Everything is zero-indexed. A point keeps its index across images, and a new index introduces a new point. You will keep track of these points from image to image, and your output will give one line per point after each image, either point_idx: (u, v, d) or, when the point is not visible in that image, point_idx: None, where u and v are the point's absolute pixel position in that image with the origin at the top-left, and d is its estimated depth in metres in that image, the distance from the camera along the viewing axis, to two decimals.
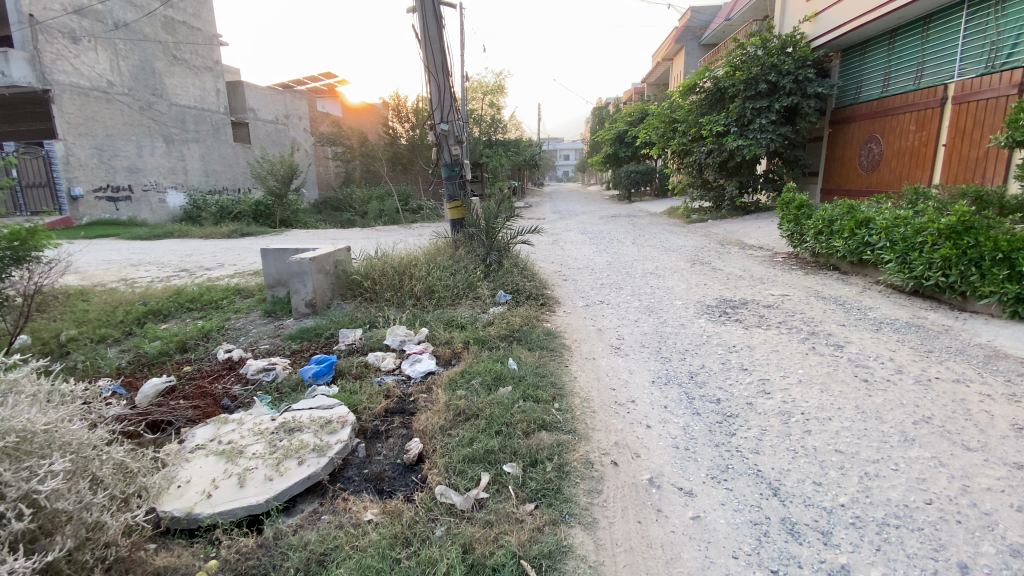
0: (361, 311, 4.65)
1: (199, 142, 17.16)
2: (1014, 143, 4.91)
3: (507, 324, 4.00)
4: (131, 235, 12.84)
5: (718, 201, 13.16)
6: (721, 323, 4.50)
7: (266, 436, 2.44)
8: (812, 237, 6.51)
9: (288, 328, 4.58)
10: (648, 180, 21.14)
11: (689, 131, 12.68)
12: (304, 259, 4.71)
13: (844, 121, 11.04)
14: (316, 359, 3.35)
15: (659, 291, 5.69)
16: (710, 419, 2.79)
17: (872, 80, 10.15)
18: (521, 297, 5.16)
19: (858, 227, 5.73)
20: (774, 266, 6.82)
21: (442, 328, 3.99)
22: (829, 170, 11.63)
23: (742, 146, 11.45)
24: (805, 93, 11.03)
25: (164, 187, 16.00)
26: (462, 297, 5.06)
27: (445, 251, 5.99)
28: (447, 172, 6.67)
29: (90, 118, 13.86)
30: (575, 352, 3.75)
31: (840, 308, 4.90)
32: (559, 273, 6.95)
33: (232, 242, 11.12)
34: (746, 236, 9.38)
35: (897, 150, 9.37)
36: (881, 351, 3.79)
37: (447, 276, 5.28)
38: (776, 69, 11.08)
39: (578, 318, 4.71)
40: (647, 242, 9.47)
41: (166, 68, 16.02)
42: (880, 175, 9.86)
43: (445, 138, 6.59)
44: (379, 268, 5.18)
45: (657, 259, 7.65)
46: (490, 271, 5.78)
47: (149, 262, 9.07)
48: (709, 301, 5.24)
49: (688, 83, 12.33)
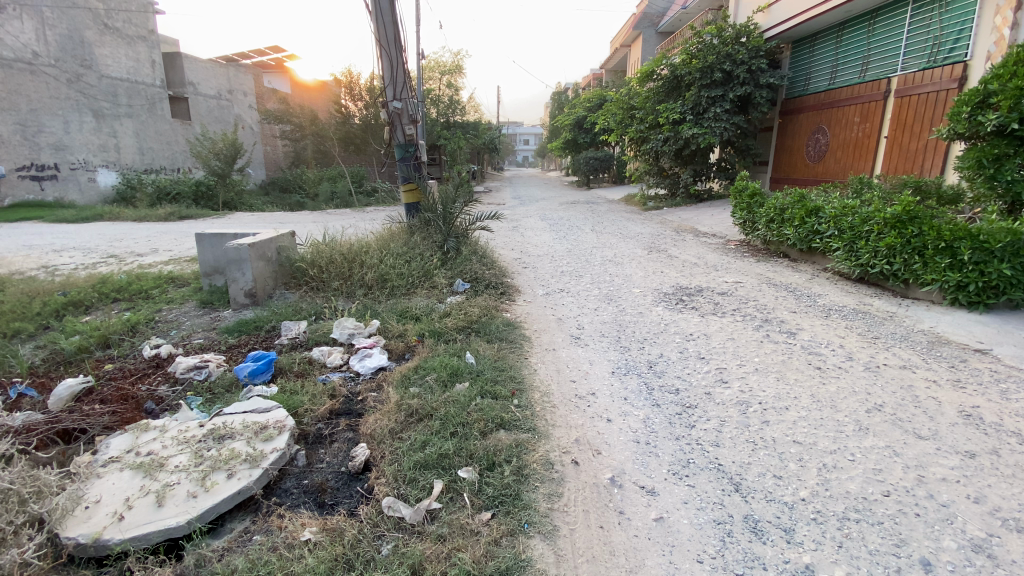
0: (307, 302, 4.36)
1: (132, 117, 15.74)
2: (954, 135, 5.11)
3: (464, 315, 3.84)
4: (56, 217, 11.77)
5: (674, 188, 13.32)
6: (679, 311, 4.50)
7: (191, 446, 2.18)
8: (764, 225, 6.64)
9: (225, 321, 4.24)
10: (606, 166, 21.26)
11: (646, 118, 12.74)
12: (242, 245, 4.37)
13: (794, 112, 11.34)
14: (253, 356, 3.10)
15: (619, 279, 5.65)
16: (669, 411, 2.72)
17: (820, 72, 10.45)
18: (480, 286, 5.00)
19: (808, 215, 5.87)
20: (728, 253, 6.93)
21: (394, 319, 3.78)
22: (778, 159, 11.97)
23: (698, 134, 11.60)
24: (757, 83, 11.27)
25: (93, 165, 14.70)
26: (417, 285, 4.84)
27: (399, 238, 5.71)
28: (401, 153, 6.34)
29: (14, 91, 12.73)
30: (535, 343, 3.63)
31: (791, 295, 5.00)
32: (518, 260, 6.81)
33: (169, 225, 10.34)
34: (701, 223, 9.53)
35: (843, 141, 9.71)
36: (832, 338, 3.87)
37: (401, 264, 5.03)
38: (731, 58, 11.22)
39: (537, 307, 4.60)
40: (605, 228, 9.48)
41: (96, 38, 14.46)
42: (826, 165, 10.22)
43: (398, 116, 6.24)
44: (326, 255, 4.87)
45: (615, 246, 7.63)
46: (447, 259, 5.56)
47: (71, 247, 8.25)
48: (667, 288, 5.24)
49: (645, 71, 12.21)
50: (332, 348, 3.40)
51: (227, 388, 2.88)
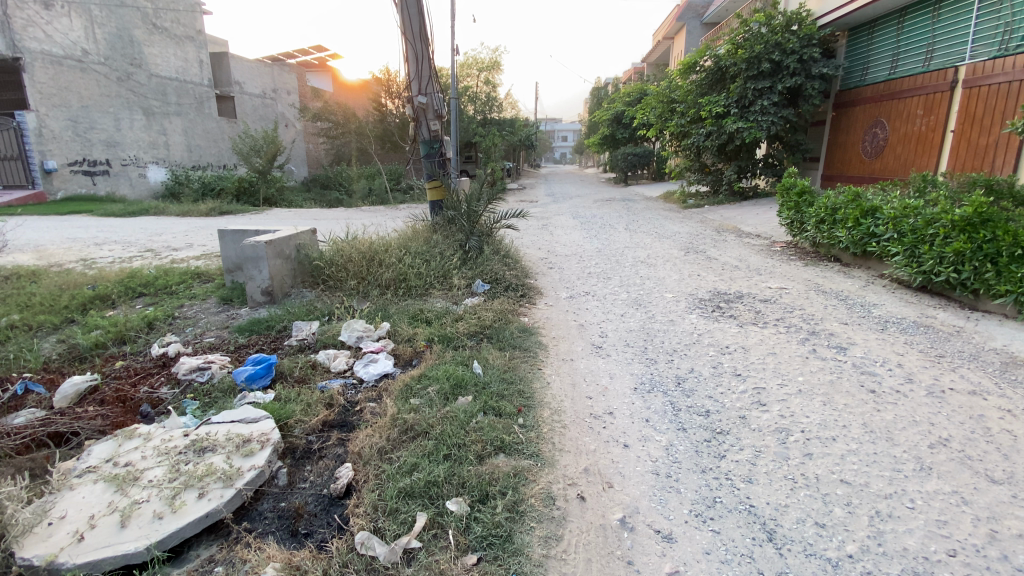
0: (322, 301, 4.26)
1: (180, 115, 16.38)
2: None
3: (477, 319, 3.63)
4: (106, 211, 12.31)
5: (716, 185, 12.71)
6: (713, 320, 4.13)
7: (170, 458, 2.08)
8: (813, 226, 6.12)
9: (240, 319, 4.19)
10: (645, 163, 20.61)
11: (687, 112, 12.20)
12: (260, 242, 4.29)
13: (849, 104, 10.55)
14: (253, 360, 2.97)
15: (649, 282, 5.31)
16: (696, 437, 2.43)
17: (878, 62, 9.66)
18: (500, 288, 4.78)
19: (864, 217, 5.34)
20: (772, 256, 6.44)
21: (405, 322, 3.60)
22: (831, 155, 11.18)
23: (742, 129, 10.99)
24: (809, 74, 10.55)
25: (144, 161, 15.35)
26: (435, 286, 4.67)
27: (421, 236, 5.56)
28: (426, 150, 6.18)
29: (64, 88, 13.32)
30: (551, 352, 3.38)
31: (842, 304, 4.55)
32: (544, 260, 6.54)
33: (208, 221, 10.62)
34: (744, 223, 8.99)
35: (904, 135, 8.93)
36: (888, 355, 3.43)
37: (420, 263, 4.86)
38: (780, 48, 10.56)
39: (559, 312, 4.33)
40: (640, 227, 9.08)
41: (145, 37, 15.11)
42: (883, 162, 9.46)
43: (423, 111, 6.06)
44: (345, 253, 4.76)
45: (650, 247, 7.26)
46: (468, 258, 5.37)
47: (115, 241, 8.58)
48: (702, 294, 4.86)
49: (687, 62, 11.67)
50: (337, 352, 3.24)
51: (225, 393, 2.77)
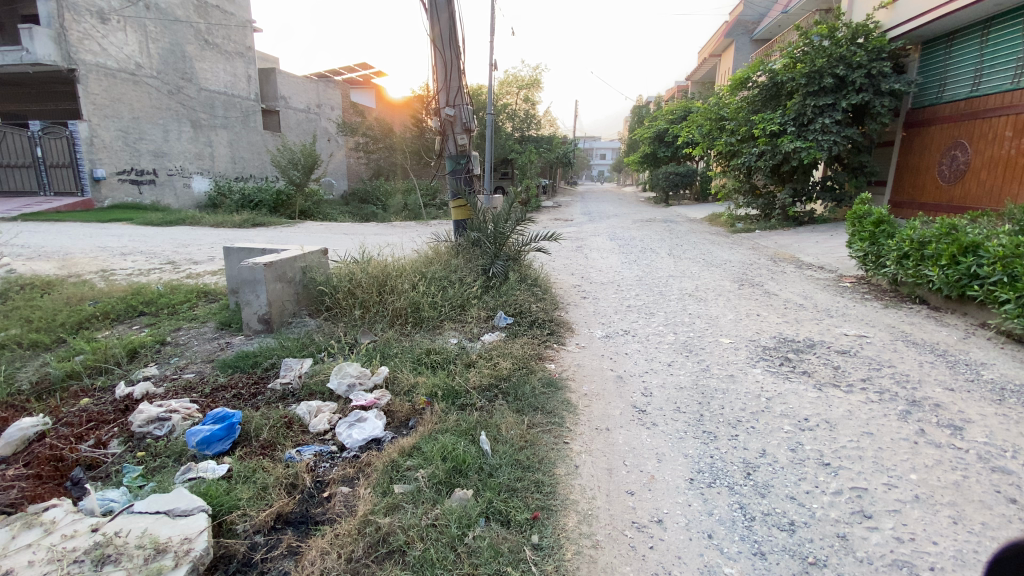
0: (323, 332, 3.76)
1: (226, 128, 16.73)
2: None
3: (494, 366, 3.05)
4: (144, 220, 12.42)
5: (768, 209, 11.79)
6: (783, 378, 3.37)
7: (58, 572, 1.50)
8: (894, 261, 5.26)
9: (231, 349, 3.73)
10: (688, 182, 19.69)
11: (738, 130, 11.40)
12: (258, 263, 3.82)
13: (922, 124, 9.52)
14: (214, 415, 2.46)
15: (700, 322, 4.58)
16: (782, 570, 1.74)
17: (959, 78, 8.60)
18: (526, 323, 4.16)
19: (961, 255, 4.48)
20: (842, 294, 5.60)
21: (407, 367, 3.04)
22: (900, 179, 10.12)
23: (800, 149, 10.08)
24: (877, 90, 9.61)
25: (189, 172, 15.65)
26: (451, 320, 4.11)
27: (441, 259, 5.02)
28: (451, 165, 5.66)
29: (117, 100, 13.63)
30: (582, 417, 2.72)
31: (940, 361, 3.72)
32: (578, 289, 5.88)
33: (237, 233, 10.50)
34: (803, 253, 8.12)
35: (992, 159, 7.89)
36: (1022, 442, 2.60)
37: (435, 292, 4.32)
38: (845, 62, 9.68)
39: (591, 357, 3.68)
40: (685, 253, 8.33)
41: (196, 52, 15.55)
42: (965, 188, 8.39)
43: (450, 124, 5.57)
44: (354, 278, 4.26)
45: (698, 277, 6.51)
46: (491, 287, 4.80)
47: (141, 251, 8.46)
48: (764, 340, 4.12)
49: (738, 78, 10.94)
50: (323, 406, 2.68)
51: (177, 460, 2.27)
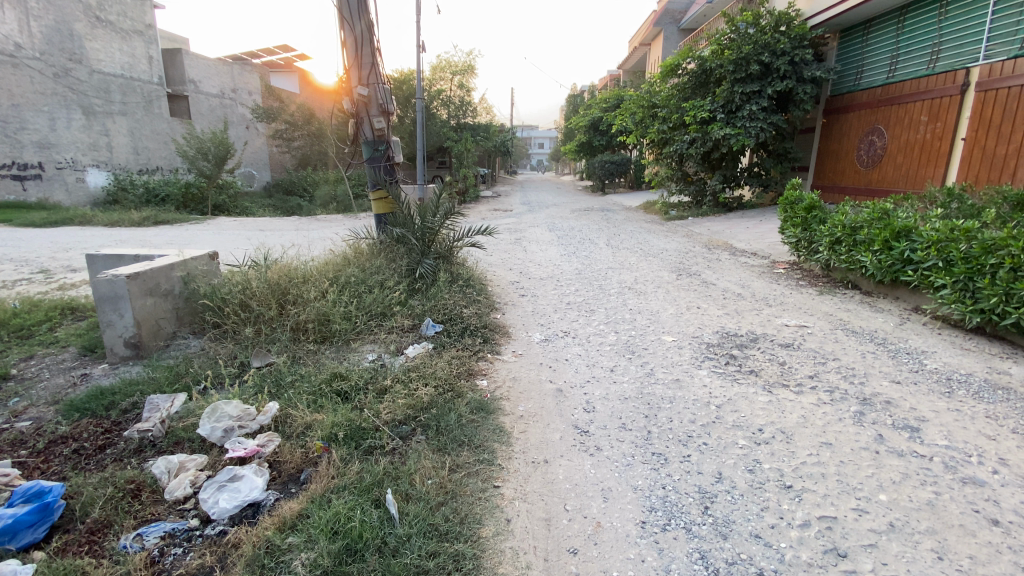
0: (206, 356, 3.12)
1: (126, 115, 14.85)
2: None
3: (413, 391, 2.57)
4: (23, 220, 10.73)
5: (699, 196, 11.93)
6: (732, 381, 3.11)
7: None
8: (827, 247, 5.26)
9: (89, 383, 2.99)
10: (623, 170, 19.86)
11: (670, 117, 11.39)
12: (120, 275, 3.11)
13: (840, 110, 9.87)
14: (23, 492, 1.82)
15: (642, 318, 4.32)
16: None
17: (875, 65, 8.96)
18: (456, 331, 3.66)
19: (894, 240, 4.49)
20: (778, 280, 5.58)
21: (304, 399, 2.50)
22: (820, 164, 10.49)
23: (729, 135, 10.18)
24: (800, 78, 9.84)
25: (82, 164, 13.77)
26: (368, 331, 3.58)
27: (358, 259, 4.42)
28: (369, 152, 4.99)
29: None
30: (515, 447, 2.31)
31: (882, 352, 3.65)
32: (515, 286, 5.49)
33: (133, 233, 9.24)
34: (736, 238, 8.20)
35: (905, 144, 8.26)
36: (978, 442, 2.48)
37: (349, 300, 3.76)
38: (770, 49, 9.85)
39: (527, 366, 3.28)
40: (623, 242, 8.19)
41: (87, 31, 13.58)
42: (882, 172, 8.75)
43: (365, 106, 4.89)
44: (248, 286, 3.60)
45: (636, 268, 6.30)
46: (417, 288, 4.29)
47: (4, 257, 7.14)
48: (707, 336, 3.89)
49: (669, 64, 10.89)
50: (188, 461, 2.13)
51: None
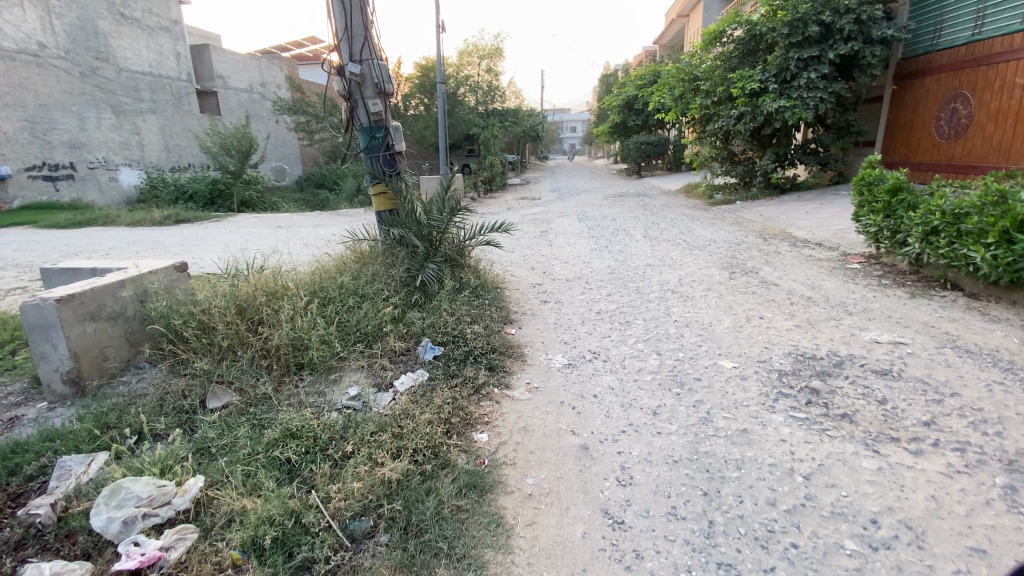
0: (150, 393, 2.55)
1: (156, 113, 14.80)
2: None
3: (385, 459, 1.92)
4: (51, 222, 10.70)
5: (748, 177, 10.77)
6: (819, 433, 2.31)
7: None
8: (919, 239, 4.31)
9: (15, 432, 2.48)
10: (660, 152, 18.65)
11: (714, 91, 10.29)
12: (49, 298, 2.56)
13: (914, 75, 8.53)
14: None
15: (691, 334, 3.53)
16: None
17: (957, 22, 7.60)
18: (457, 357, 2.96)
19: (1017, 232, 3.51)
20: (853, 278, 4.67)
21: (239, 470, 1.88)
22: (889, 139, 9.18)
23: (783, 108, 9.05)
24: (867, 39, 8.56)
25: (115, 164, 13.80)
26: (351, 358, 2.93)
27: (351, 266, 3.78)
28: (365, 140, 4.31)
29: (20, 86, 11.65)
30: (517, 557, 1.61)
31: (1014, 382, 2.74)
32: (538, 290, 4.78)
33: (151, 233, 8.99)
34: (794, 226, 7.21)
35: (998, 111, 6.98)
36: None
37: (333, 319, 3.12)
38: (831, 7, 8.59)
39: (543, 407, 2.57)
40: (663, 233, 7.32)
41: (112, 28, 13.48)
42: (967, 144, 7.45)
43: (359, 85, 4.18)
44: (212, 302, 3.00)
45: (681, 265, 5.46)
46: (417, 301, 3.62)
47: (16, 263, 6.90)
48: (777, 361, 3.08)
49: (713, 31, 9.80)
50: (63, 573, 1.54)
51: None
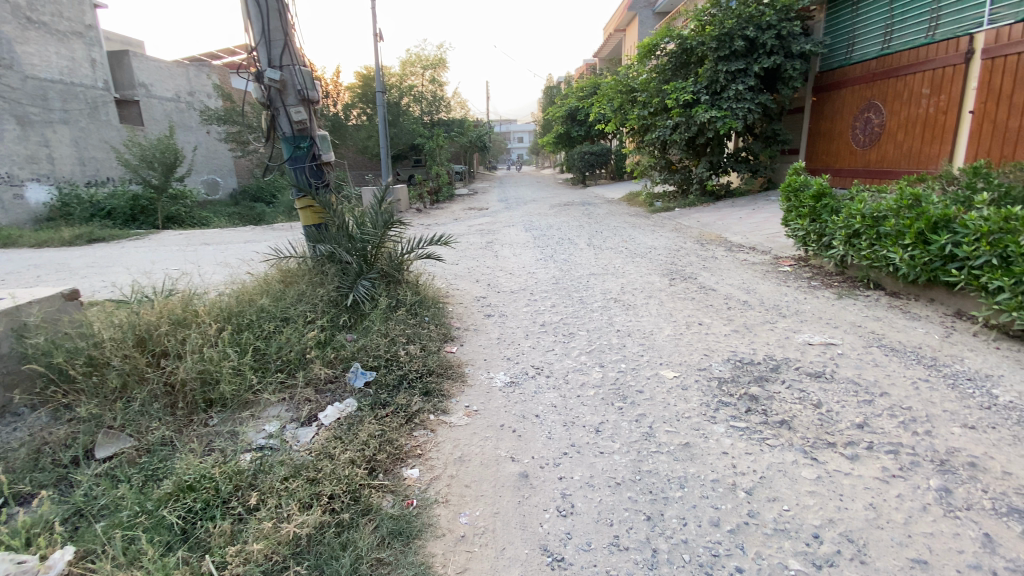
0: (23, 446, 2.21)
1: (68, 123, 13.60)
2: None
3: (295, 514, 1.71)
4: None
5: (685, 185, 11.12)
6: (760, 442, 2.28)
7: None
8: (843, 241, 4.50)
9: None
10: (603, 161, 19.06)
11: (651, 102, 10.61)
12: None
13: (831, 88, 9.10)
14: None
15: (634, 344, 3.49)
16: None
17: (868, 37, 8.17)
18: (390, 381, 2.76)
19: (931, 233, 3.71)
20: (785, 281, 4.82)
21: (120, 538, 1.62)
22: (812, 147, 9.72)
23: (715, 118, 9.41)
24: (788, 53, 9.08)
25: (20, 179, 12.47)
26: (271, 389, 2.67)
27: (274, 286, 3.50)
28: (289, 150, 4.03)
29: None
30: None
31: (936, 379, 2.85)
32: (482, 303, 4.63)
33: (57, 255, 8.14)
34: (729, 231, 7.45)
35: (905, 120, 7.49)
36: None
37: (250, 346, 2.84)
38: (754, 23, 9.06)
39: (482, 432, 2.41)
40: (607, 241, 7.38)
41: (15, 32, 12.30)
42: (881, 151, 7.97)
43: (280, 92, 3.91)
44: (106, 333, 2.66)
45: (623, 273, 5.48)
46: (348, 322, 3.38)
47: None
48: (717, 368, 3.07)
49: (647, 45, 10.11)
50: None
51: None
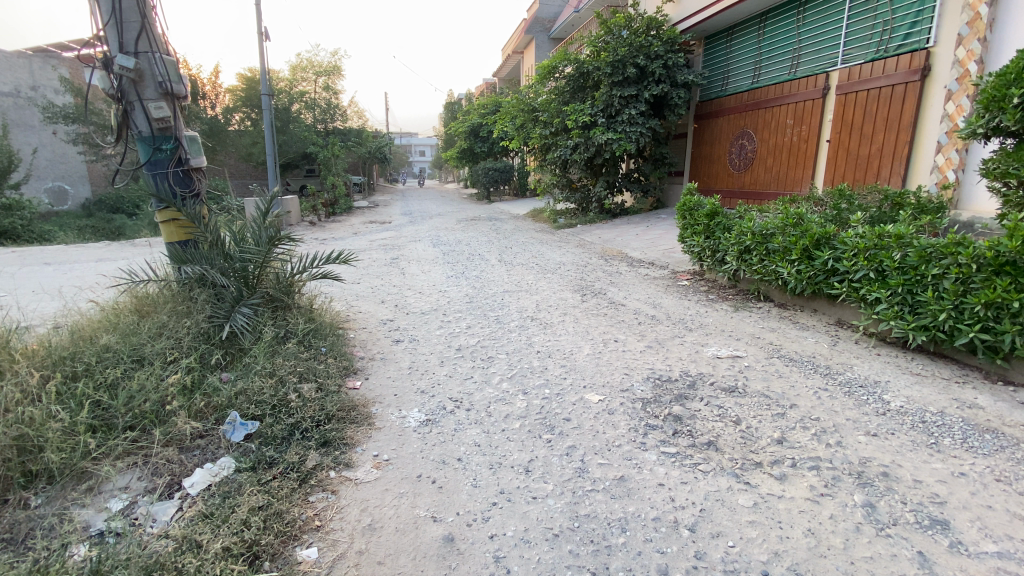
0: None
1: None
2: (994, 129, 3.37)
3: None
4: None
5: (585, 203, 11.50)
6: (692, 469, 2.19)
7: None
8: (736, 257, 4.78)
9: None
10: (506, 177, 19.25)
11: (552, 121, 10.87)
12: None
13: (710, 115, 9.95)
14: None
15: (554, 366, 3.34)
16: None
17: (740, 70, 9.07)
18: (279, 432, 2.30)
19: (814, 249, 4.03)
20: (687, 294, 5.02)
21: None
22: (695, 169, 10.54)
23: (611, 140, 9.83)
24: (673, 82, 9.77)
25: None
26: (115, 454, 2.09)
27: (127, 318, 2.84)
28: (146, 153, 3.35)
29: None
30: None
31: (834, 387, 3.02)
32: (387, 328, 4.22)
33: None
34: (629, 247, 7.74)
35: (774, 146, 8.33)
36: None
37: (86, 399, 2.22)
38: (643, 52, 9.62)
39: (393, 487, 2.06)
40: (516, 257, 7.30)
41: None
42: (754, 174, 8.82)
43: (133, 84, 3.24)
44: None
45: (535, 290, 5.37)
46: (223, 358, 2.83)
47: None
48: (639, 389, 3.00)
49: (547, 66, 10.37)
50: None
51: None
